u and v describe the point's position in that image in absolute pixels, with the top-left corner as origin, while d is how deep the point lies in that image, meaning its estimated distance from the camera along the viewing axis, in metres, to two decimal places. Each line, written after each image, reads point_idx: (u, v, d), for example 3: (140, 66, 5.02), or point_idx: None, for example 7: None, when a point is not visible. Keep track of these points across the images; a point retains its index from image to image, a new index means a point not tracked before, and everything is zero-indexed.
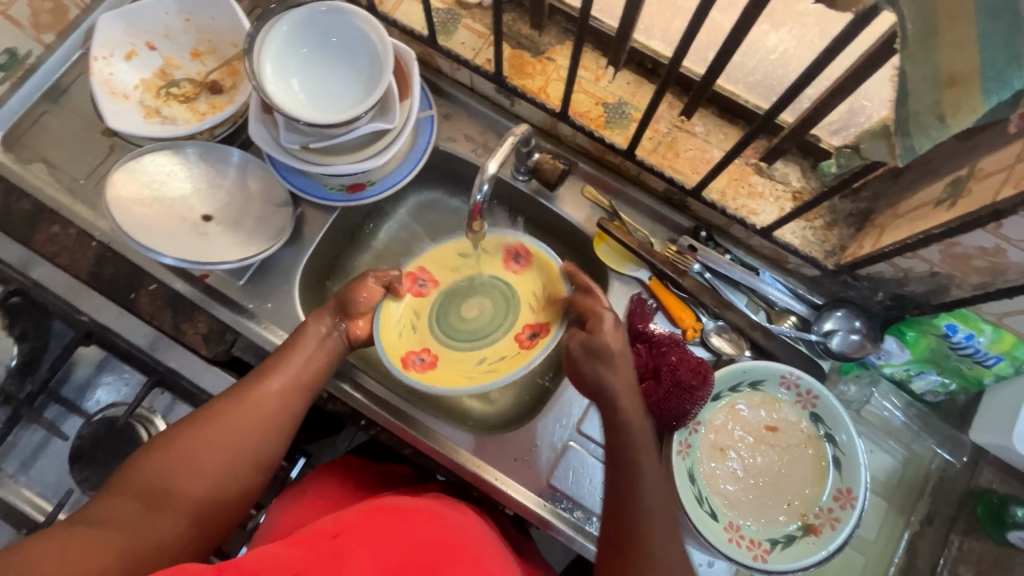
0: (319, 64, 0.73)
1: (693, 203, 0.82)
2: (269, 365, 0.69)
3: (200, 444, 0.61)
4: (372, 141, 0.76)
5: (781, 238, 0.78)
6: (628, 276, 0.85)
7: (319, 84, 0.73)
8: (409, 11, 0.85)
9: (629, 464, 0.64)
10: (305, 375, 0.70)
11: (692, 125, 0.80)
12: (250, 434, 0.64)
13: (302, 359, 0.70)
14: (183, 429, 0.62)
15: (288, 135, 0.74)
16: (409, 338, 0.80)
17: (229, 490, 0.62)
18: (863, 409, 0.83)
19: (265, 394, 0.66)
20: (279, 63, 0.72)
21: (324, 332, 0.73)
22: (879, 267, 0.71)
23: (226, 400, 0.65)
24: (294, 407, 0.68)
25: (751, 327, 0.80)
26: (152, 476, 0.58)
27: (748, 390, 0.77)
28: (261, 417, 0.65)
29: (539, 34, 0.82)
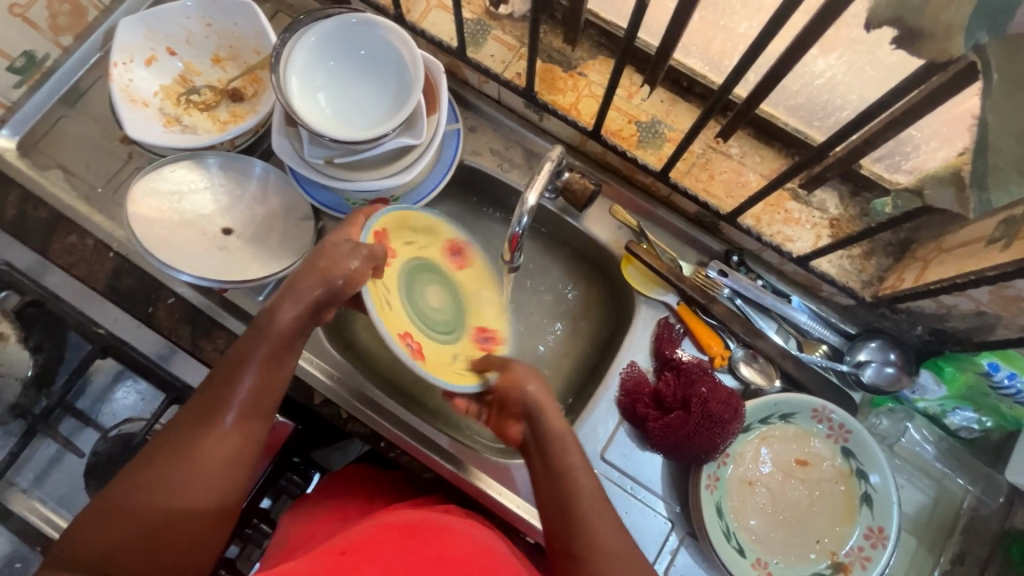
0: (346, 78, 0.71)
1: (726, 227, 0.80)
2: (219, 397, 0.62)
3: (150, 502, 0.54)
4: (398, 156, 0.74)
5: (818, 267, 0.76)
6: (655, 300, 0.82)
7: (345, 98, 0.71)
8: (437, 21, 0.82)
9: (563, 460, 0.64)
10: (260, 404, 0.64)
11: (727, 147, 0.78)
12: (208, 484, 0.57)
13: (258, 383, 0.63)
14: (127, 485, 0.55)
15: (312, 150, 0.71)
16: (392, 316, 0.69)
17: (192, 548, 0.55)
18: (895, 444, 0.80)
19: (219, 434, 0.59)
20: (305, 76, 0.69)
21: (279, 344, 0.65)
22: (921, 302, 0.69)
23: (172, 444, 0.58)
24: (252, 441, 0.62)
25: (782, 356, 0.78)
26: (99, 554, 0.50)
27: (779, 423, 0.75)
28: (220, 462, 0.58)
29: (571, 49, 0.80)
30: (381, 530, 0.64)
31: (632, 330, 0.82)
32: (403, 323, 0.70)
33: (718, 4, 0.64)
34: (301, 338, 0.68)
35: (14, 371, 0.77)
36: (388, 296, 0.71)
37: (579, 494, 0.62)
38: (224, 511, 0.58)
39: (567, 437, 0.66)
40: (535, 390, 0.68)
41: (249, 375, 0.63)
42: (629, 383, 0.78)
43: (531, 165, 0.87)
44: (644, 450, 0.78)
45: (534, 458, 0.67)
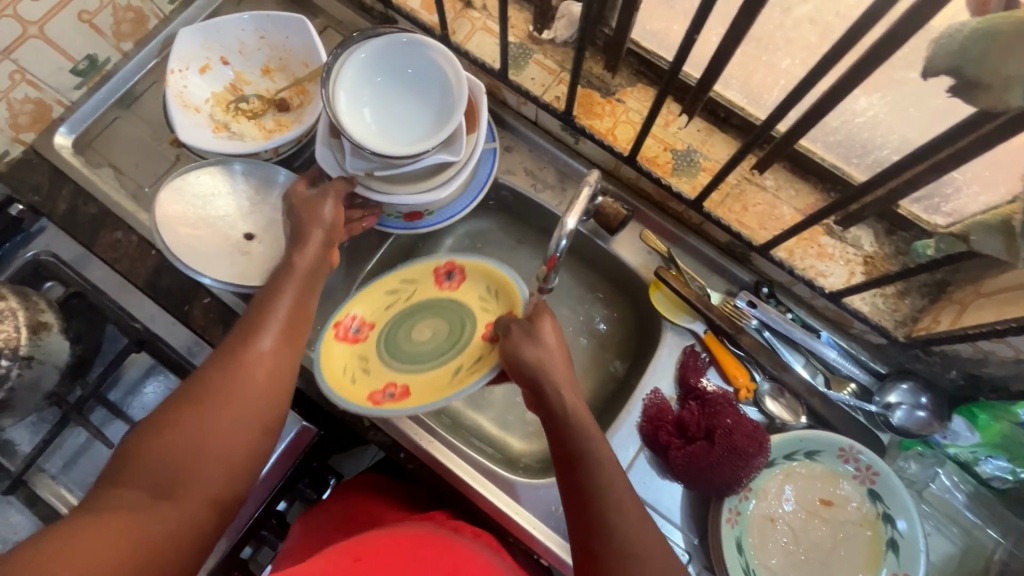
0: (392, 94, 0.73)
1: (756, 258, 0.80)
2: (256, 322, 0.64)
3: (202, 420, 0.56)
4: (437, 171, 0.75)
5: (851, 304, 0.75)
6: (681, 327, 0.82)
7: (390, 114, 0.73)
8: (481, 43, 0.84)
9: (579, 437, 0.59)
10: (295, 326, 0.66)
11: (762, 179, 0.78)
12: (251, 397, 0.59)
13: (293, 309, 0.66)
14: (177, 402, 0.57)
15: (353, 161, 0.73)
16: (367, 381, 0.75)
17: (242, 464, 0.57)
18: (924, 490, 0.78)
19: (258, 352, 0.61)
20: (353, 90, 0.72)
21: (302, 282, 0.69)
22: (957, 346, 0.68)
23: (214, 367, 0.59)
24: (291, 364, 0.64)
25: (809, 392, 0.77)
26: (155, 462, 0.53)
27: (804, 459, 0.74)
28: (260, 378, 0.60)
29: (611, 75, 0.81)
30: (394, 542, 0.65)
31: (657, 355, 0.82)
32: (387, 371, 0.77)
33: (762, 38, 0.66)
34: (319, 281, 0.72)
35: (53, 361, 0.75)
36: (360, 361, 0.77)
37: (602, 481, 0.56)
38: (269, 424, 0.60)
39: (579, 409, 0.62)
40: (531, 357, 0.65)
41: (286, 305, 0.66)
42: (651, 409, 0.77)
43: (563, 187, 0.88)
44: (664, 478, 0.77)
45: (554, 446, 0.61)
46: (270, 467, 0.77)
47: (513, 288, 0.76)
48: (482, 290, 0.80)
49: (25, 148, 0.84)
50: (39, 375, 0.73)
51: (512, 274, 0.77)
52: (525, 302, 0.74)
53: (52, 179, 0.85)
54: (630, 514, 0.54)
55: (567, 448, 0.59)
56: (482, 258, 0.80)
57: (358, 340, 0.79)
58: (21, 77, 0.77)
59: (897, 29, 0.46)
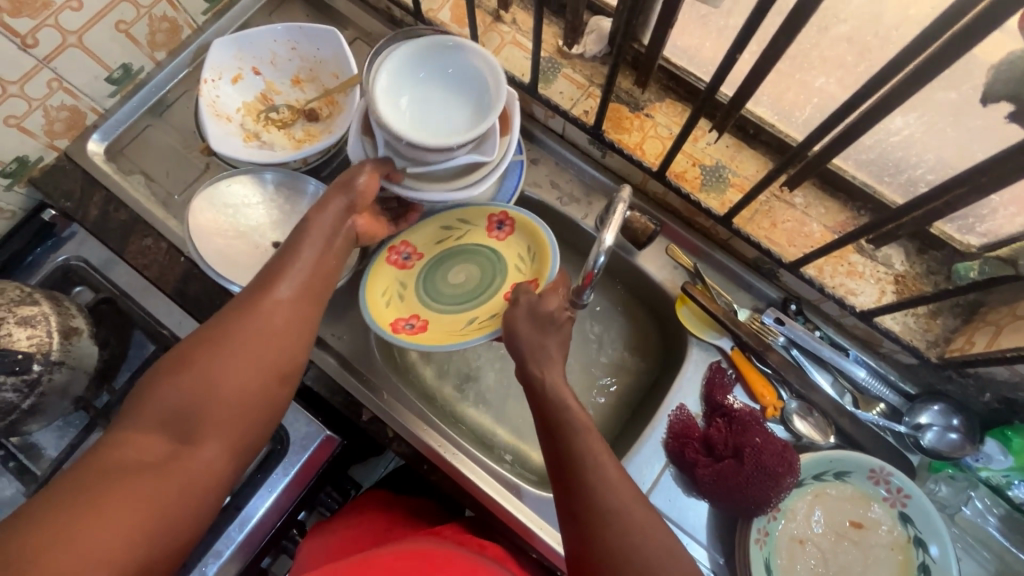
0: (430, 94, 0.73)
1: (784, 275, 0.79)
2: (273, 273, 0.64)
3: (218, 365, 0.57)
4: (465, 172, 0.74)
5: (881, 324, 0.75)
6: (708, 343, 0.81)
7: (425, 112, 0.72)
8: (510, 56, 0.85)
9: (560, 409, 0.60)
10: (313, 278, 0.66)
11: (791, 196, 0.78)
12: (267, 344, 0.59)
13: (311, 261, 0.66)
14: (196, 348, 0.58)
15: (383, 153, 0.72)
16: (399, 307, 0.82)
17: (259, 410, 0.58)
18: (956, 514, 0.76)
19: (275, 301, 0.61)
20: (393, 85, 0.71)
21: (322, 236, 0.68)
22: (993, 369, 0.67)
23: (232, 313, 0.60)
24: (308, 316, 0.64)
25: (839, 412, 0.76)
26: (174, 406, 0.55)
27: (833, 480, 0.73)
28: (277, 326, 0.61)
29: (640, 91, 0.81)
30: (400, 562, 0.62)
31: (683, 371, 0.81)
32: (415, 303, 0.83)
33: (798, 56, 0.67)
34: (341, 239, 0.71)
35: (83, 366, 0.75)
36: (399, 286, 0.83)
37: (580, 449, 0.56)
38: (286, 372, 0.60)
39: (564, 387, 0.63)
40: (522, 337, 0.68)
41: (304, 257, 0.66)
42: (677, 425, 0.77)
43: (589, 199, 0.88)
44: (690, 495, 0.76)
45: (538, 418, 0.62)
46: (294, 476, 0.77)
47: (547, 260, 0.78)
48: (523, 250, 0.82)
49: (59, 155, 0.86)
50: (69, 380, 0.73)
51: (552, 245, 0.78)
52: (551, 276, 0.77)
53: (85, 185, 0.86)
54: (614, 480, 0.54)
55: (551, 416, 0.60)
56: (533, 218, 0.80)
57: (404, 267, 0.84)
58: (58, 85, 0.78)
59: (944, 51, 0.46)
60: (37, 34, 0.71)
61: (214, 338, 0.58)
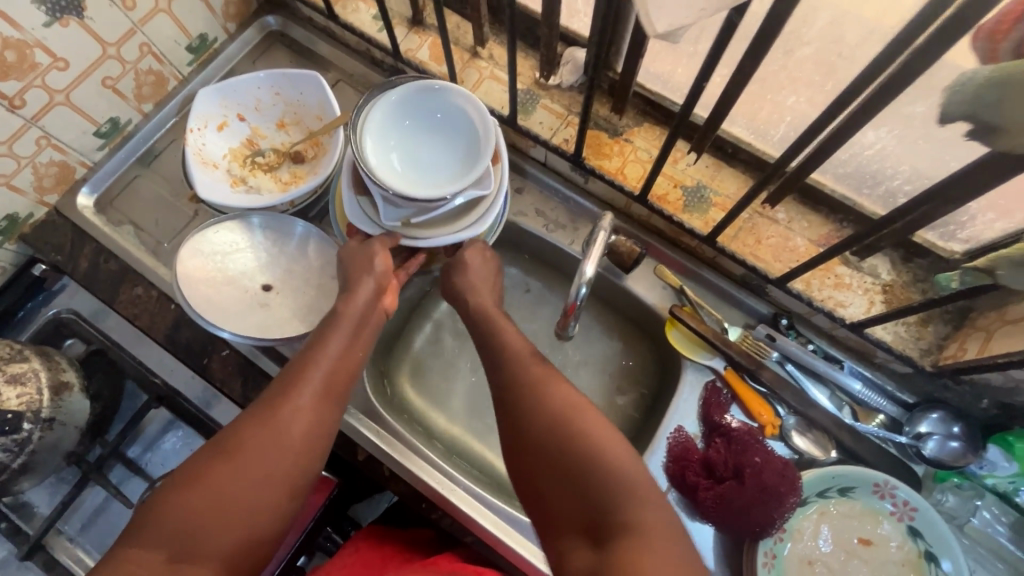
0: (417, 138, 0.72)
1: (773, 290, 0.79)
2: (296, 376, 0.64)
3: (231, 480, 0.56)
4: (468, 209, 0.75)
5: (872, 334, 0.74)
6: (702, 364, 0.81)
7: (415, 156, 0.71)
8: (490, 90, 0.86)
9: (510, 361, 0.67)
10: (335, 382, 0.66)
11: (773, 212, 0.79)
12: (282, 457, 0.59)
13: (334, 360, 0.66)
14: (211, 458, 0.58)
15: (387, 212, 0.73)
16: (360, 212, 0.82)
17: (262, 529, 0.57)
18: (965, 525, 0.74)
19: (296, 411, 0.61)
20: (380, 137, 0.71)
21: (351, 329, 0.69)
22: (988, 376, 0.66)
23: (253, 421, 0.60)
24: (327, 422, 0.63)
25: (838, 427, 0.75)
26: (179, 522, 0.54)
27: (838, 497, 0.72)
28: (295, 438, 0.60)
29: (618, 116, 0.83)
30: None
31: (679, 395, 0.81)
32: None
33: (768, 78, 0.68)
34: (370, 326, 0.72)
35: (74, 421, 0.75)
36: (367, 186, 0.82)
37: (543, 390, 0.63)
38: (296, 487, 0.60)
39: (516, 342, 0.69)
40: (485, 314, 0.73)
41: (326, 358, 0.66)
42: (677, 449, 0.76)
43: (576, 226, 0.87)
44: (693, 521, 0.75)
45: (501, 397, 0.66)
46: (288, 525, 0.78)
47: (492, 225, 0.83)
48: None
49: (49, 210, 0.86)
50: (59, 437, 0.73)
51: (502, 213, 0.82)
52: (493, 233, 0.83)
53: (74, 239, 0.86)
54: (565, 402, 0.61)
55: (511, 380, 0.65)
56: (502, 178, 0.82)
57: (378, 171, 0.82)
58: (46, 142, 0.79)
59: (905, 70, 0.47)
60: (24, 95, 0.72)
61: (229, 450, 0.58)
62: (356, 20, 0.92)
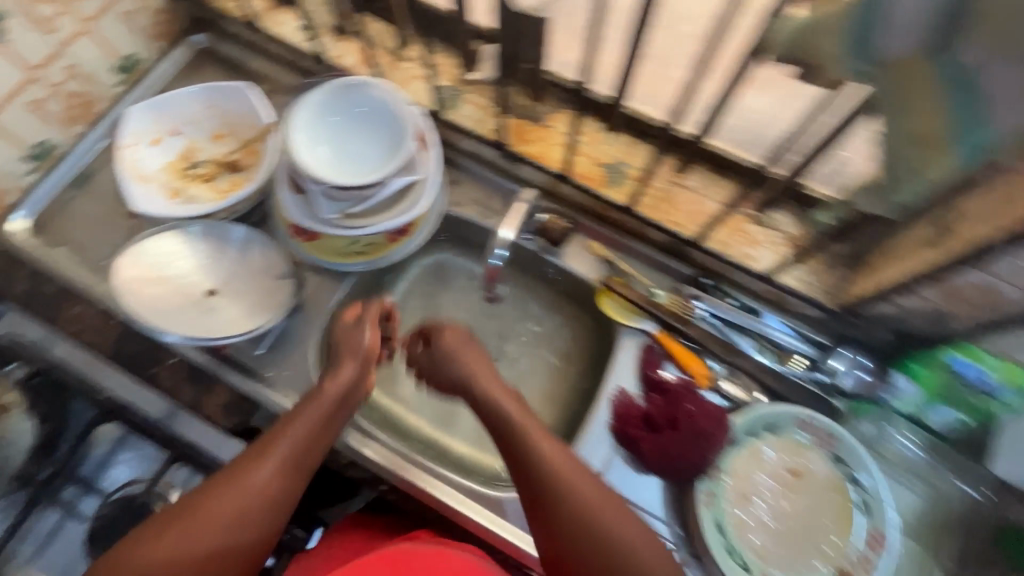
0: (347, 133, 0.77)
1: (693, 253, 0.85)
2: (266, 445, 0.66)
3: (184, 541, 0.58)
4: (404, 196, 0.80)
5: (781, 281, 0.82)
6: (634, 328, 0.86)
7: (346, 150, 0.77)
8: (416, 89, 0.91)
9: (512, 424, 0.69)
10: (304, 457, 0.67)
11: (685, 180, 0.84)
12: (238, 522, 0.61)
13: (308, 434, 0.67)
14: (173, 514, 0.60)
15: (327, 205, 0.78)
16: None
17: None
18: (881, 448, 0.81)
19: (260, 481, 0.63)
20: (310, 136, 0.76)
21: (330, 406, 0.70)
22: (882, 307, 0.75)
23: (219, 483, 0.62)
24: (289, 496, 0.65)
25: (761, 371, 0.82)
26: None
27: (767, 434, 0.78)
28: (253, 507, 0.62)
29: (538, 104, 0.87)
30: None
31: (616, 358, 0.85)
32: None
33: (662, 56, 0.75)
34: (348, 404, 0.72)
35: None
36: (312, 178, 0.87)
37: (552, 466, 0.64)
38: (246, 553, 0.61)
39: (502, 397, 0.71)
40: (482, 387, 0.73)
41: (287, 432, 0.66)
42: (619, 407, 0.80)
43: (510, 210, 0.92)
44: (639, 474, 0.79)
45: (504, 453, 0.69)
46: None
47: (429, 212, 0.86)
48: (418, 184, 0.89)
49: None
50: None
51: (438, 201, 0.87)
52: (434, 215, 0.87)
53: (10, 263, 0.86)
54: (575, 474, 0.64)
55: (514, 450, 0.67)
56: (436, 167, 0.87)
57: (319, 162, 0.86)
58: None
59: None
60: None
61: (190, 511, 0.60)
62: (286, 34, 0.96)
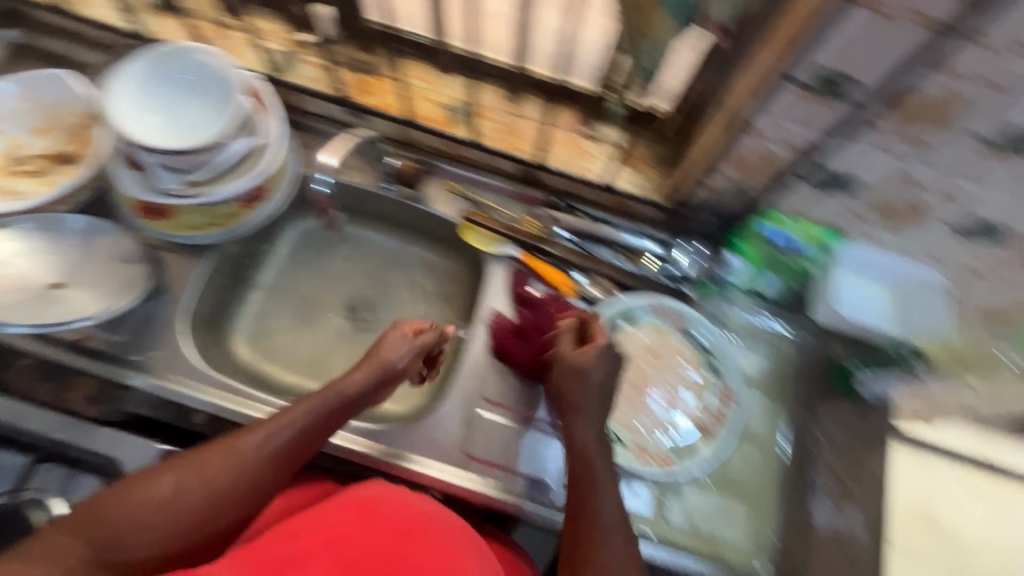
0: (174, 99, 0.76)
1: (542, 176, 0.92)
2: (266, 424, 0.66)
3: (169, 496, 0.60)
4: (249, 157, 0.80)
5: (619, 187, 0.90)
6: (500, 255, 0.91)
7: (175, 116, 0.75)
8: (250, 56, 0.91)
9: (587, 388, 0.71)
10: (303, 443, 0.67)
11: (522, 109, 0.89)
12: (224, 488, 0.62)
13: (311, 420, 0.67)
14: (162, 467, 0.62)
15: (168, 176, 0.77)
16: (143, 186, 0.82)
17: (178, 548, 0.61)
18: (728, 320, 0.90)
19: (250, 455, 0.64)
20: (134, 105, 0.74)
21: (338, 409, 0.69)
22: (699, 192, 0.83)
23: (212, 448, 0.63)
24: (278, 475, 0.65)
25: (616, 272, 0.90)
26: (107, 517, 0.58)
27: (626, 325, 0.86)
28: (242, 479, 0.63)
29: (374, 57, 0.91)
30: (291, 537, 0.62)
31: (486, 285, 0.90)
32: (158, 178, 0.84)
33: None
34: (357, 409, 0.72)
35: None
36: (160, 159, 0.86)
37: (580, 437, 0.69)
38: (227, 518, 0.63)
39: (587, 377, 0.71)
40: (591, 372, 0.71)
41: (291, 425, 0.66)
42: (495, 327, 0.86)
43: (368, 165, 0.94)
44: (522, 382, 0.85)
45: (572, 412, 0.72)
46: None
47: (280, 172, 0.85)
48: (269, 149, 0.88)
49: None
50: None
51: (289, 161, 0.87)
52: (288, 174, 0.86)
53: None
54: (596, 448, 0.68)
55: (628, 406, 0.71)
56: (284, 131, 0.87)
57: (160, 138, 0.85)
58: None
59: None
60: None
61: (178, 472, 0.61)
62: (102, 16, 0.93)
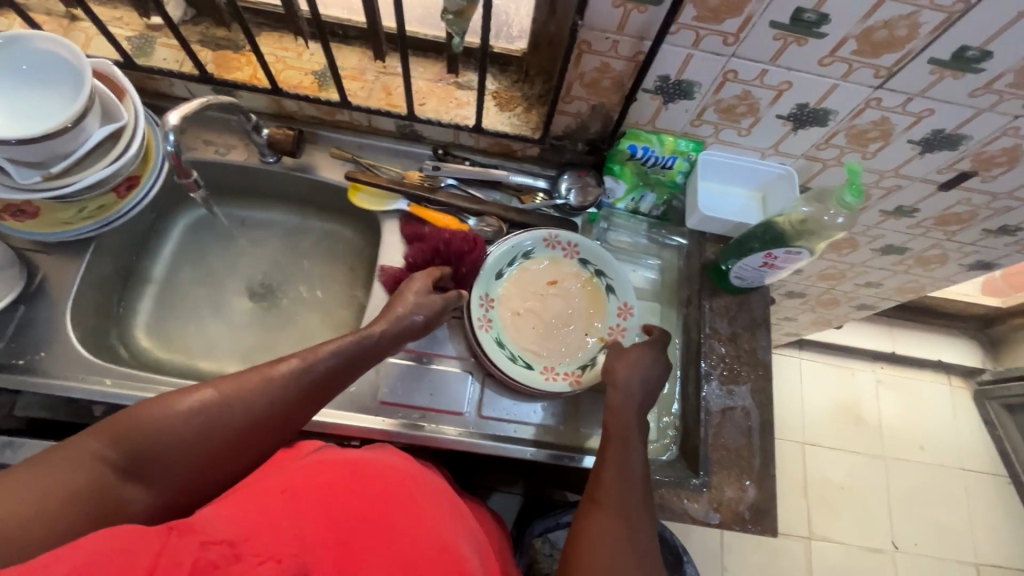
0: (16, 92, 0.74)
1: (421, 130, 0.94)
2: (304, 356, 0.66)
3: (209, 421, 0.59)
4: (111, 142, 0.77)
5: (494, 129, 0.91)
6: (392, 211, 0.93)
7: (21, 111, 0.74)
8: (100, 45, 0.89)
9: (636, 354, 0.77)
10: (333, 383, 0.68)
11: (392, 68, 0.93)
12: (256, 421, 0.62)
13: (346, 358, 0.69)
14: (197, 388, 0.60)
15: (22, 170, 0.72)
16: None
17: (212, 478, 0.60)
18: (614, 242, 0.97)
19: (288, 389, 0.64)
20: None
21: (371, 350, 0.71)
22: (563, 121, 0.88)
23: (249, 377, 0.63)
24: (308, 413, 0.66)
25: (504, 210, 0.92)
26: (144, 434, 0.56)
27: (524, 262, 0.90)
28: (275, 415, 0.63)
29: (234, 35, 0.92)
30: (280, 491, 0.50)
31: (384, 240, 0.93)
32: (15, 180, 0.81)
33: None
34: (382, 352, 0.74)
35: None
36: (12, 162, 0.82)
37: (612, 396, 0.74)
38: (260, 452, 0.63)
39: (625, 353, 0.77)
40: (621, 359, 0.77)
41: (324, 361, 0.67)
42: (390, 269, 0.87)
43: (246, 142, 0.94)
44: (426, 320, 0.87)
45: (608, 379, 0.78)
46: None
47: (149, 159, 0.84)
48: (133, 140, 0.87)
49: None
50: None
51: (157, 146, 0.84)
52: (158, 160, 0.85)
53: None
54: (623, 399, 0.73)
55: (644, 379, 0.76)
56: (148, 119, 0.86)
57: None
58: None
59: None
60: None
61: (222, 396, 0.60)
62: None
